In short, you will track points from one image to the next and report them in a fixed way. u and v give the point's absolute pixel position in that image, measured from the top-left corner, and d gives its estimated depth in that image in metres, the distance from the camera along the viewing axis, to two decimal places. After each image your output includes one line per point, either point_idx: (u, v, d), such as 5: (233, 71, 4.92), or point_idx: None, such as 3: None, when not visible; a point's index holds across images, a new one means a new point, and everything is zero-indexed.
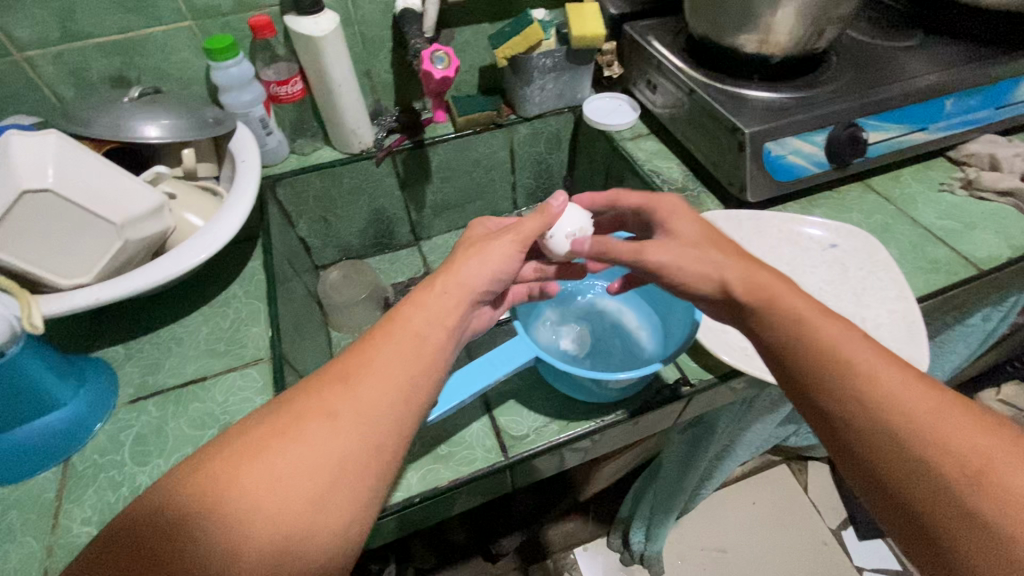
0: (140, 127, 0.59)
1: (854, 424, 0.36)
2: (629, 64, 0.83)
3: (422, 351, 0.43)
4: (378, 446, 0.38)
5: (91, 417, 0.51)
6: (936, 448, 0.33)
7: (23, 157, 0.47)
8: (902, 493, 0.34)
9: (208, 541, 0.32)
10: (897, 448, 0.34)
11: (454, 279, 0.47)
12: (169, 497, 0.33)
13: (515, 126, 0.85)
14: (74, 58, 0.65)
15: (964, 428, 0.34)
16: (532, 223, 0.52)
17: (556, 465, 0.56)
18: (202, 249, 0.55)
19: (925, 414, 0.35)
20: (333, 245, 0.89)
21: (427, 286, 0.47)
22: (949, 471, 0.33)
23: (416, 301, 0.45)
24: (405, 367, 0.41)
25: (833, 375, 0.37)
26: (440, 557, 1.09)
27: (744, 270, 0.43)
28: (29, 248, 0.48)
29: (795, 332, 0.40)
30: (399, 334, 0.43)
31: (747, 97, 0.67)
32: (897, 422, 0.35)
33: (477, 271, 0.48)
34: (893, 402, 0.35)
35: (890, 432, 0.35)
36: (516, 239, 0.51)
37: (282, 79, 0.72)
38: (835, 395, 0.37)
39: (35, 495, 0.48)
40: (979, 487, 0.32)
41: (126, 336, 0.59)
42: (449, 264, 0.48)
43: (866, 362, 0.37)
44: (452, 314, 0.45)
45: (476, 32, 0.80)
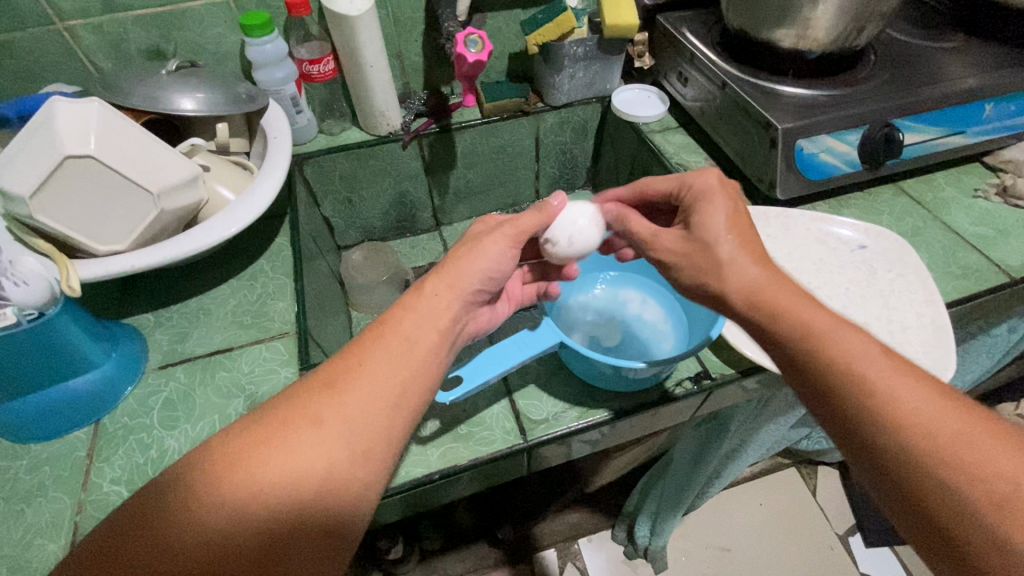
0: (176, 100, 0.60)
1: (872, 439, 0.36)
2: (661, 56, 0.82)
3: (412, 356, 0.43)
4: (369, 447, 0.39)
5: (122, 380, 0.53)
6: (961, 477, 0.33)
7: (67, 122, 0.48)
8: (925, 510, 0.34)
9: (193, 543, 0.33)
10: (920, 466, 0.34)
11: (453, 278, 0.47)
12: (159, 500, 0.34)
13: (543, 114, 0.85)
14: (114, 29, 0.66)
15: (990, 447, 0.34)
16: (528, 221, 0.52)
17: (570, 453, 0.56)
18: (234, 223, 0.56)
19: (947, 434, 0.34)
20: (355, 226, 0.90)
21: (419, 288, 0.47)
22: (973, 494, 0.32)
23: (408, 304, 0.45)
24: (397, 371, 0.41)
25: (847, 394, 0.37)
26: (445, 539, 1.10)
27: (757, 276, 0.41)
28: (68, 214, 0.49)
29: (811, 352, 0.38)
30: (390, 336, 0.43)
31: (782, 92, 0.66)
32: (919, 443, 0.34)
33: (471, 272, 0.48)
34: (916, 422, 0.35)
35: (910, 454, 0.34)
36: (512, 235, 0.51)
37: (315, 58, 0.72)
38: (845, 411, 0.37)
39: (67, 453, 0.50)
40: (1003, 509, 0.32)
41: (155, 304, 0.60)
42: (446, 263, 0.48)
43: (885, 375, 0.36)
44: (445, 316, 0.45)
45: (508, 18, 0.80)
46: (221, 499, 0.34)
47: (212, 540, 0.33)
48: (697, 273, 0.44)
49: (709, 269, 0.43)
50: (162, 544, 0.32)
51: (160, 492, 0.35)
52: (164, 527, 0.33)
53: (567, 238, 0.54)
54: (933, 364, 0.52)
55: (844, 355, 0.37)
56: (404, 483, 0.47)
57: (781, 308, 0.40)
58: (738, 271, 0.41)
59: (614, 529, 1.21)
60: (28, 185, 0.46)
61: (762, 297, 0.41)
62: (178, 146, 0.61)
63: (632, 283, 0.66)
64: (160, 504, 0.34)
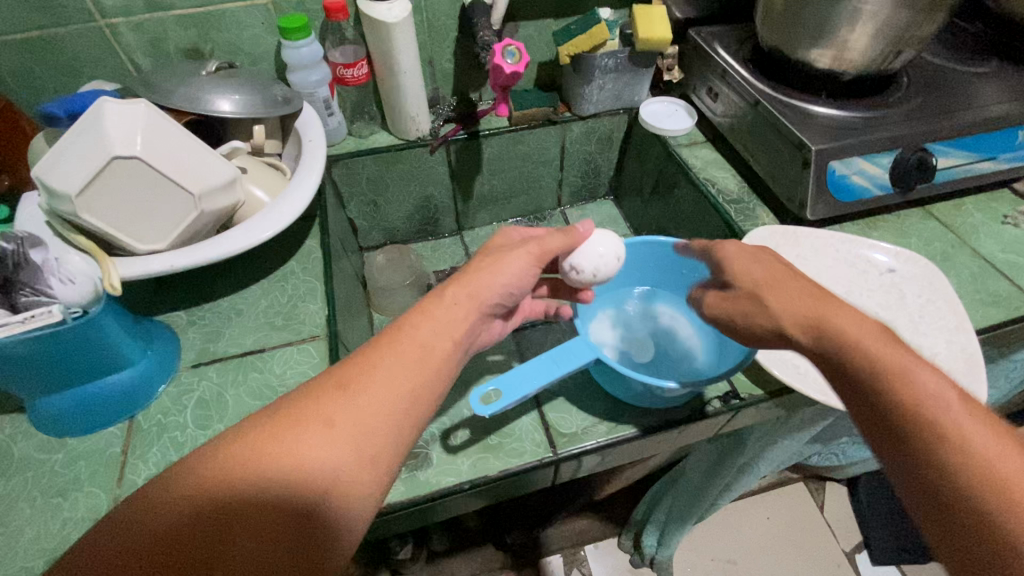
0: (214, 101, 0.60)
1: (922, 443, 0.34)
2: (691, 70, 0.82)
3: (426, 362, 0.42)
4: (373, 456, 0.37)
5: (156, 378, 0.54)
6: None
7: (114, 122, 0.48)
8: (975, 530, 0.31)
9: (192, 542, 0.30)
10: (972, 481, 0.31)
11: (470, 288, 0.47)
12: (159, 493, 0.32)
13: (570, 124, 0.85)
14: (153, 28, 0.66)
15: None
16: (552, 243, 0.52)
17: (582, 471, 0.57)
18: (270, 227, 0.56)
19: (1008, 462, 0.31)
20: (379, 228, 0.90)
21: (433, 297, 0.46)
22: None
23: (424, 312, 0.45)
24: (410, 377, 0.40)
25: (907, 403, 0.35)
26: (454, 541, 1.11)
27: (810, 305, 0.42)
28: (111, 213, 0.50)
29: (878, 381, 0.36)
30: (405, 343, 0.42)
31: (814, 113, 0.67)
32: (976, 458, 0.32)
33: (493, 286, 0.48)
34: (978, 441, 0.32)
35: (983, 488, 0.31)
36: (535, 254, 0.51)
37: (350, 62, 0.72)
38: (910, 434, 0.34)
39: (102, 448, 0.51)
40: None
41: (187, 302, 0.61)
42: (467, 271, 0.48)
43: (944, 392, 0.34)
44: (461, 325, 0.45)
45: (540, 27, 0.80)
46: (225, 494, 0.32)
47: (210, 538, 0.31)
48: (749, 313, 0.45)
49: (756, 311, 0.44)
50: (159, 540, 0.30)
51: (163, 484, 0.33)
52: (162, 521, 0.31)
53: (592, 270, 0.55)
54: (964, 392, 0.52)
55: (921, 393, 0.34)
56: (436, 493, 0.47)
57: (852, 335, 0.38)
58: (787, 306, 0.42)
59: (620, 537, 1.21)
60: (75, 184, 0.47)
61: (826, 325, 0.40)
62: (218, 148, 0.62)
63: (663, 298, 0.66)
64: (164, 492, 0.32)
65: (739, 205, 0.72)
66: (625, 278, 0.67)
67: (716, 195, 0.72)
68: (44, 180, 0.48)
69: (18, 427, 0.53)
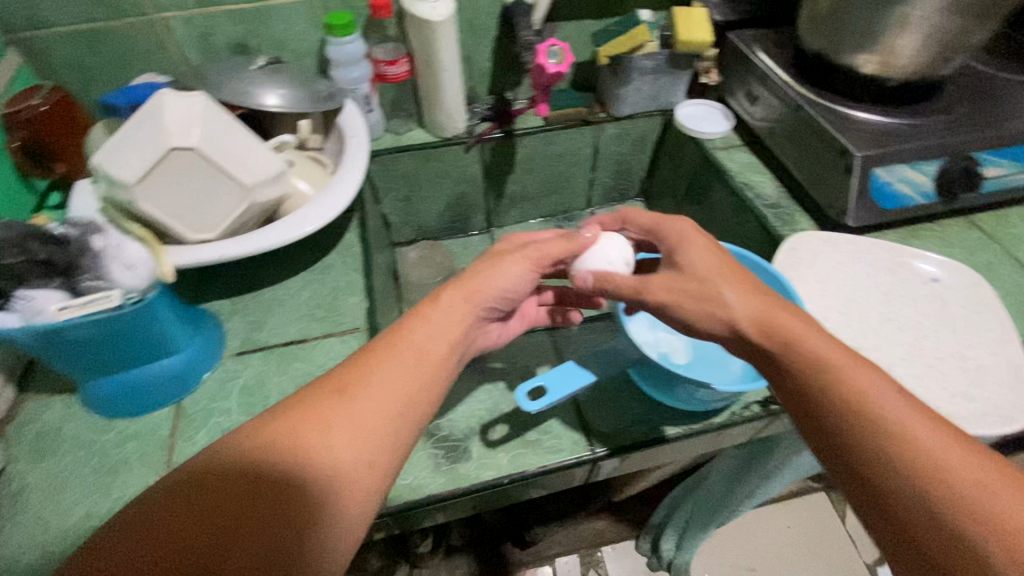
0: (260, 95, 0.62)
1: (868, 456, 0.35)
2: (730, 73, 0.82)
3: (423, 367, 0.41)
4: (376, 457, 0.36)
5: (202, 363, 0.55)
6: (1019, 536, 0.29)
7: (174, 114, 0.50)
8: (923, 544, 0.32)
9: (198, 553, 0.29)
10: (922, 491, 0.32)
11: (466, 291, 0.47)
12: (159, 504, 0.31)
13: (605, 125, 0.85)
14: (204, 23, 0.68)
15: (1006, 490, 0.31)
16: (542, 249, 0.52)
17: (605, 473, 0.56)
18: (314, 220, 0.57)
19: (958, 470, 0.32)
20: (411, 224, 0.91)
21: (430, 300, 0.46)
22: (982, 536, 0.30)
23: (421, 315, 0.44)
24: (409, 380, 0.40)
25: (852, 415, 0.36)
26: (473, 536, 1.12)
27: (762, 304, 0.42)
28: (165, 201, 0.51)
29: (828, 392, 0.37)
30: (401, 345, 0.42)
31: (857, 119, 0.66)
32: (920, 465, 0.33)
33: (489, 288, 0.48)
34: (929, 456, 0.33)
35: (933, 498, 0.32)
36: (529, 259, 0.51)
37: (391, 60, 0.73)
38: (856, 449, 0.36)
39: (151, 431, 0.52)
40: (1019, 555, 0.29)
41: (231, 291, 0.63)
42: (465, 275, 0.48)
43: (893, 410, 0.35)
44: (456, 330, 0.45)
45: (579, 28, 0.80)
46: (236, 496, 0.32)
47: (217, 542, 0.30)
48: (700, 302, 0.44)
49: (712, 303, 0.43)
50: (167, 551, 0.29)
51: (165, 494, 0.31)
52: (167, 533, 0.29)
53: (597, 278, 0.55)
54: (1012, 404, 0.51)
55: (866, 394, 0.36)
56: (475, 485, 0.48)
57: (808, 340, 0.40)
58: (740, 303, 0.42)
59: (638, 539, 1.20)
60: (134, 173, 0.49)
61: (777, 327, 0.41)
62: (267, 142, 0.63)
63: None
64: (164, 503, 0.31)
65: (776, 210, 0.71)
66: None
67: (753, 200, 0.72)
68: (103, 167, 0.50)
69: (70, 408, 0.55)
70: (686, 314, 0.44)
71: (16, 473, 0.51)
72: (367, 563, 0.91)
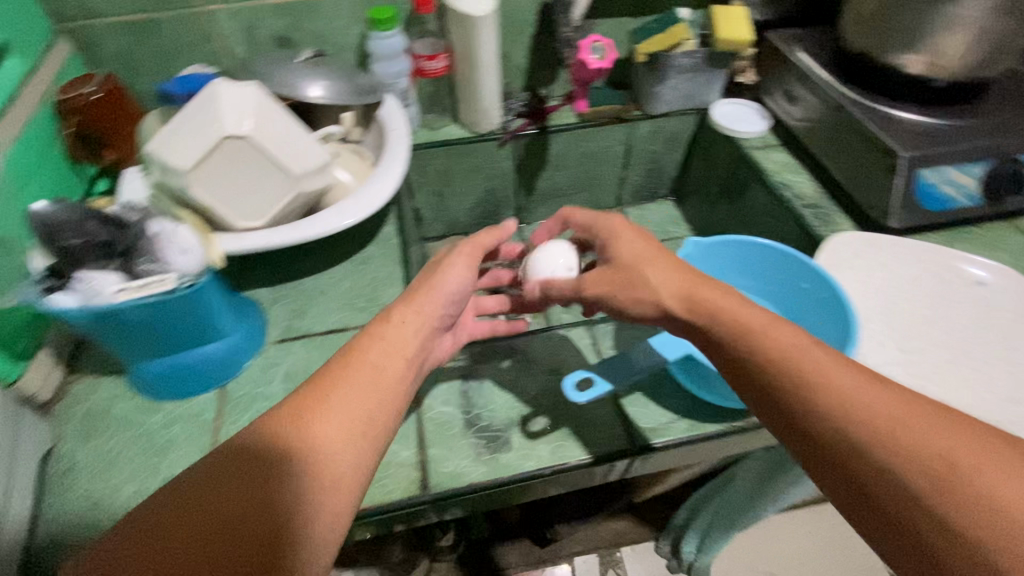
0: (304, 87, 0.63)
1: (807, 420, 0.36)
2: (767, 72, 0.81)
3: (383, 383, 0.40)
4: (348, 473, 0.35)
5: (245, 349, 0.56)
6: (941, 459, 0.31)
7: (230, 103, 0.51)
8: (873, 495, 0.32)
9: None
10: (859, 446, 0.33)
11: (412, 309, 0.45)
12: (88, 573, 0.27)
13: (639, 122, 0.85)
14: (250, 16, 0.69)
15: (928, 425, 0.33)
16: (484, 242, 0.52)
17: (623, 474, 0.56)
18: (359, 211, 0.58)
19: (889, 415, 0.33)
20: (442, 218, 0.92)
21: (381, 318, 0.44)
22: (916, 477, 0.31)
23: (372, 332, 0.43)
24: (369, 397, 0.39)
25: (782, 382, 0.37)
26: (493, 532, 1.12)
27: (682, 282, 0.44)
28: (216, 189, 0.52)
29: (763, 363, 0.38)
30: (354, 363, 0.40)
31: (900, 119, 0.65)
32: (856, 419, 0.34)
33: (437, 298, 0.47)
34: (861, 407, 0.34)
35: (869, 449, 0.33)
36: (466, 257, 0.50)
37: (431, 54, 0.73)
38: (795, 415, 0.36)
39: (196, 414, 0.53)
40: (949, 489, 0.30)
41: (273, 279, 0.64)
42: (414, 291, 0.47)
43: (820, 368, 0.36)
44: (412, 344, 0.43)
45: (616, 25, 0.80)
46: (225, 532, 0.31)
47: None
48: (627, 289, 0.46)
49: (637, 287, 0.45)
50: None
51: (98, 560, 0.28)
52: None
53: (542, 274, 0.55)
54: None
55: (793, 348, 0.38)
56: (518, 475, 0.49)
57: (733, 309, 0.41)
58: (661, 282, 0.45)
59: (658, 541, 1.19)
60: (189, 160, 0.50)
61: (702, 300, 0.43)
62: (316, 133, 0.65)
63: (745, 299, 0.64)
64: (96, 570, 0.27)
65: (815, 210, 0.71)
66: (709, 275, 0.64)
67: (791, 200, 0.72)
68: (158, 154, 0.51)
69: (116, 389, 0.56)
70: (618, 302, 0.46)
71: (65, 452, 0.51)
72: (389, 554, 0.91)
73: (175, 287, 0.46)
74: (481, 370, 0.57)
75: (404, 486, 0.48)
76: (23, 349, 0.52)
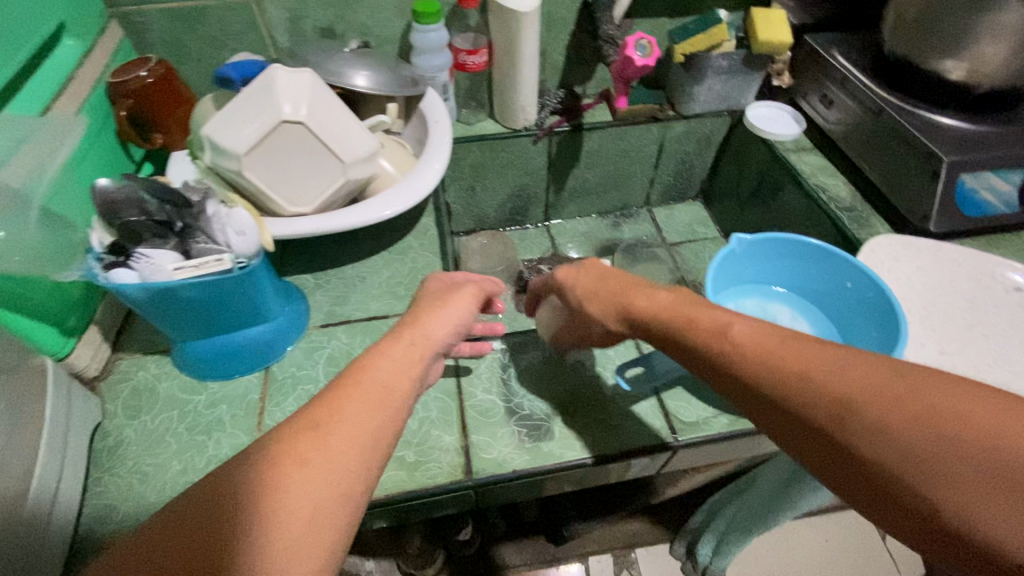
0: (350, 76, 0.63)
1: (747, 394, 0.34)
2: (803, 75, 0.81)
3: (391, 402, 0.34)
4: (336, 485, 0.30)
5: (289, 332, 0.57)
6: (834, 397, 0.30)
7: (287, 88, 0.52)
8: (824, 457, 0.30)
9: None
10: (795, 411, 0.31)
11: (416, 334, 0.41)
12: None
13: (673, 122, 0.86)
14: (297, 7, 0.70)
15: (856, 370, 0.30)
16: (485, 286, 0.49)
17: (634, 471, 0.57)
18: (405, 199, 0.58)
19: (818, 371, 0.31)
20: (472, 212, 0.94)
21: (389, 336, 0.40)
22: (853, 432, 0.29)
23: (380, 350, 0.38)
24: (371, 410, 0.33)
25: (714, 364, 0.36)
26: (508, 526, 1.12)
27: (612, 292, 0.48)
28: (268, 174, 0.53)
29: (697, 347, 0.38)
30: (358, 378, 0.35)
31: (941, 124, 0.65)
32: (789, 384, 0.32)
33: (440, 326, 0.42)
34: (790, 371, 0.32)
35: (806, 413, 0.31)
36: (473, 293, 0.47)
37: (473, 49, 0.74)
38: (737, 393, 0.35)
39: (241, 394, 0.54)
40: (879, 435, 0.28)
41: (315, 266, 0.65)
42: (414, 316, 0.42)
43: (744, 341, 0.35)
44: (419, 365, 0.38)
45: (654, 25, 0.81)
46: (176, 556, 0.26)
47: None
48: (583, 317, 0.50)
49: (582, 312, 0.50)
50: None
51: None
52: None
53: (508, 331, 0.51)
54: None
55: (704, 329, 0.38)
56: (562, 463, 0.50)
57: (655, 313, 0.42)
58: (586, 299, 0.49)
59: (673, 543, 1.17)
60: (245, 144, 0.51)
61: (633, 311, 0.44)
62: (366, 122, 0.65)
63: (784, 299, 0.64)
64: None
65: (850, 213, 0.71)
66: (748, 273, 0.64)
67: (827, 203, 0.72)
68: (213, 136, 0.52)
69: (162, 368, 0.57)
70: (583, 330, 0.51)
71: (112, 428, 0.52)
72: (408, 546, 0.90)
73: (230, 267, 0.45)
74: (519, 360, 0.58)
75: (448, 471, 0.48)
76: (73, 325, 0.52)
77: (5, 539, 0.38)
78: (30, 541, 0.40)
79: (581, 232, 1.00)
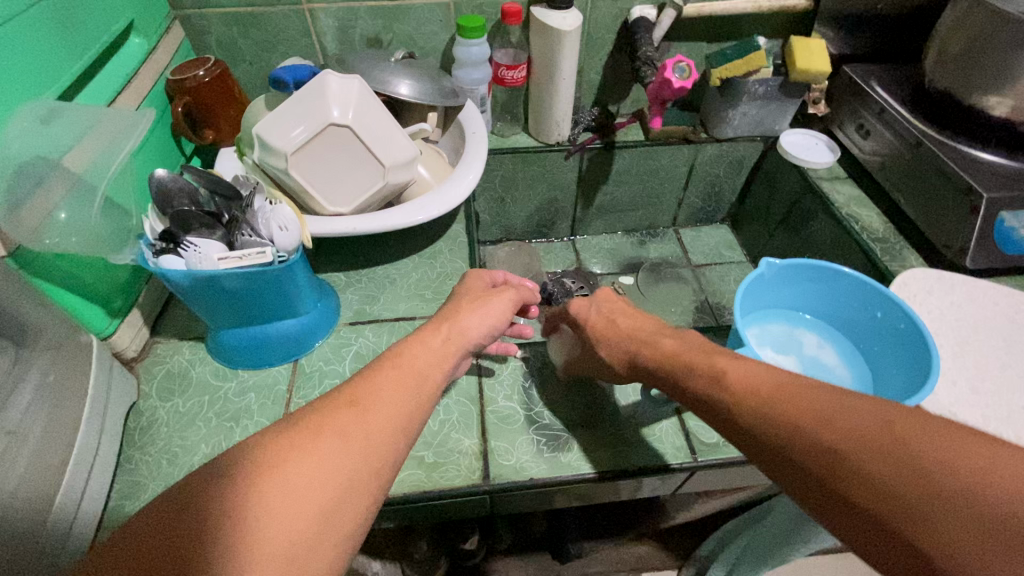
0: (395, 84, 0.65)
1: (746, 440, 0.34)
2: (839, 104, 0.82)
3: (421, 390, 0.36)
4: (367, 459, 0.30)
5: (318, 328, 0.58)
6: (828, 450, 0.29)
7: (337, 92, 0.54)
8: (822, 509, 0.29)
9: None
10: (790, 459, 0.30)
11: (454, 329, 0.42)
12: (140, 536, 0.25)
13: (705, 145, 0.86)
14: (348, 15, 0.73)
15: (854, 419, 0.29)
16: (524, 292, 0.51)
17: (644, 491, 0.57)
18: (439, 205, 0.60)
19: (813, 421, 0.30)
20: (500, 221, 0.95)
21: (426, 328, 0.41)
22: (846, 484, 0.28)
23: (417, 341, 0.40)
24: (403, 392, 0.34)
25: (716, 410, 0.36)
26: (515, 540, 1.10)
27: (635, 323, 0.49)
28: (312, 173, 0.55)
29: (702, 388, 0.37)
30: (399, 362, 0.37)
31: (981, 159, 0.64)
32: (783, 434, 0.31)
33: (475, 325, 0.44)
34: (784, 421, 0.31)
35: (801, 462, 0.30)
36: (510, 297, 0.48)
37: (512, 64, 0.76)
38: (737, 439, 0.34)
39: (270, 383, 0.56)
40: (872, 490, 0.27)
41: (348, 265, 0.67)
42: (450, 311, 0.44)
43: (744, 385, 0.35)
44: (450, 360, 0.40)
45: (692, 48, 0.82)
46: (216, 485, 0.26)
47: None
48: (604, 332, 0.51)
49: (605, 326, 0.50)
50: None
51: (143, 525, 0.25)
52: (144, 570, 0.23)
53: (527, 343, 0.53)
54: None
55: (703, 374, 0.38)
56: (580, 475, 0.50)
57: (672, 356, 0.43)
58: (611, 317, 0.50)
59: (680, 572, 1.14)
60: (294, 143, 0.53)
61: (645, 358, 0.45)
62: (408, 129, 0.67)
63: (811, 326, 0.64)
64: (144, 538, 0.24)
65: (883, 244, 0.70)
66: (774, 298, 0.64)
67: (860, 232, 0.71)
68: (263, 135, 0.54)
69: (196, 353, 0.59)
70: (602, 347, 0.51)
71: (146, 408, 0.54)
72: (415, 550, 0.89)
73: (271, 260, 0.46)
74: (542, 368, 0.58)
75: (465, 474, 0.49)
76: (117, 307, 0.54)
77: (42, 506, 0.39)
78: (64, 510, 0.41)
79: (607, 248, 1.01)
